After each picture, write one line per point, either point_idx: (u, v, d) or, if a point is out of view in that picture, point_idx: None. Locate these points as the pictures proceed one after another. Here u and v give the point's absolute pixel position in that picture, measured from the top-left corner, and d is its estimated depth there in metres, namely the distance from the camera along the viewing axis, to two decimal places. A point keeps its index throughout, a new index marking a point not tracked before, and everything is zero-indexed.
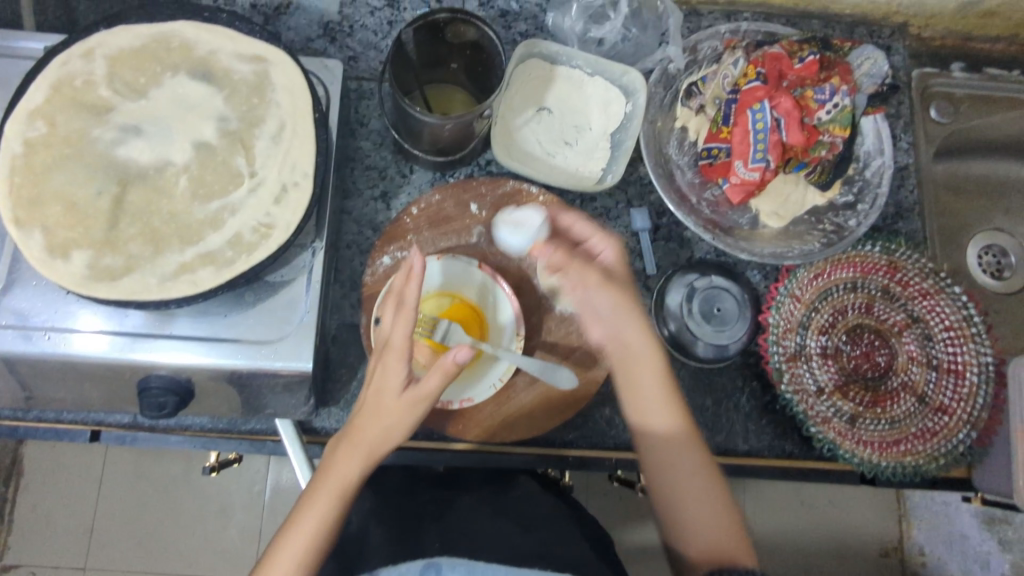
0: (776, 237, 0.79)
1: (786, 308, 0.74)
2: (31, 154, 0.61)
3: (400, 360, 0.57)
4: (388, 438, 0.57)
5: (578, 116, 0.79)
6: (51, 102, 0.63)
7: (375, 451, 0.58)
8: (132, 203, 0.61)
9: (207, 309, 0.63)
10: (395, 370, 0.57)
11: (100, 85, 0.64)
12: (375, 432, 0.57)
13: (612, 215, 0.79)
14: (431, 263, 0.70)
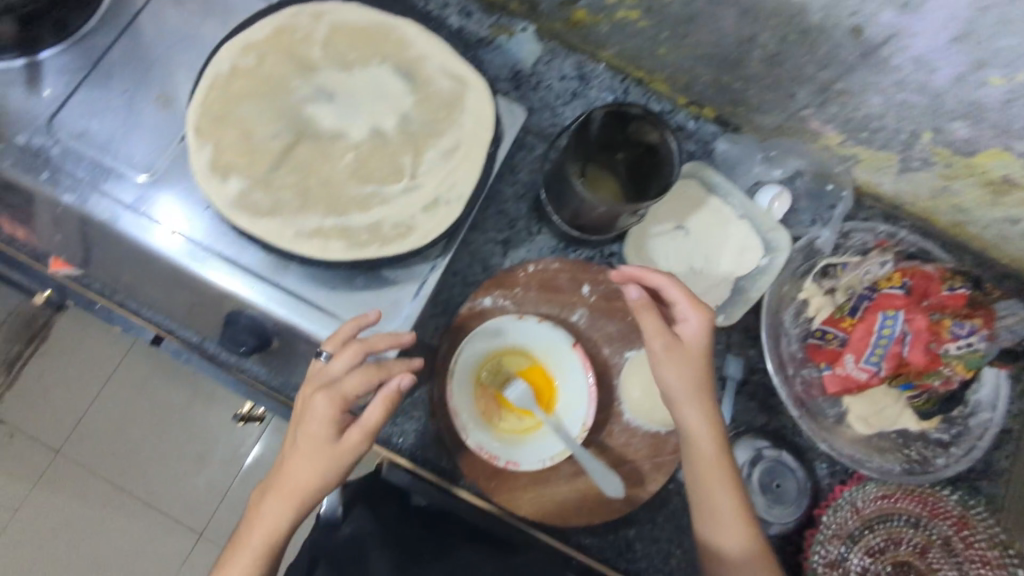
0: (858, 440, 0.76)
1: (842, 513, 0.73)
2: (231, 79, 0.64)
3: (317, 414, 0.57)
4: (311, 483, 0.57)
5: (711, 249, 0.80)
6: (268, 42, 0.65)
7: (306, 497, 0.58)
8: (298, 156, 0.63)
9: (319, 275, 0.64)
10: (311, 422, 0.57)
11: (314, 45, 0.66)
12: (300, 477, 0.57)
13: (708, 351, 0.78)
14: (530, 321, 0.68)
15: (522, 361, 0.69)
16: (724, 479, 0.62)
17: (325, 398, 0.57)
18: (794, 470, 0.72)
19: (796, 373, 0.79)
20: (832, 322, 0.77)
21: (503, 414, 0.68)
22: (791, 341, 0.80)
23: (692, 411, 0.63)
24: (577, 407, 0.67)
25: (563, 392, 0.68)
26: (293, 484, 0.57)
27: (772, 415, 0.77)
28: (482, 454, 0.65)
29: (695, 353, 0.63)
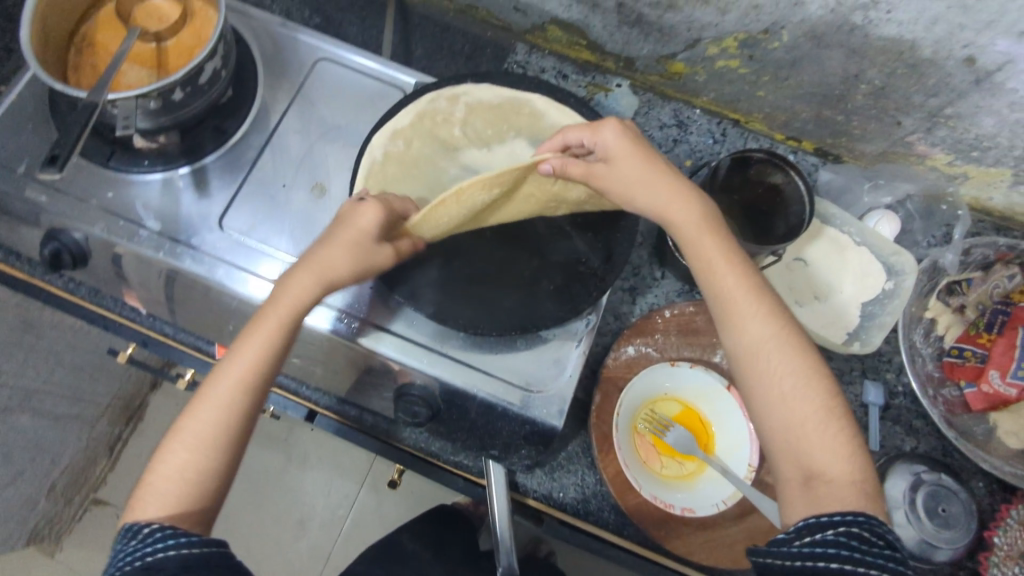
0: (1014, 456, 0.75)
1: (1012, 534, 0.71)
2: (385, 164, 0.68)
3: (324, 247, 0.55)
4: (329, 276, 0.54)
5: (831, 277, 0.82)
6: (413, 128, 0.70)
7: (287, 325, 0.53)
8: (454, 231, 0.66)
9: (479, 339, 0.65)
10: (314, 258, 0.55)
11: (454, 126, 0.71)
12: (291, 299, 0.53)
13: (845, 380, 0.79)
14: (680, 368, 0.71)
15: (672, 404, 0.71)
16: (772, 319, 0.53)
17: (332, 244, 0.55)
18: (958, 492, 0.71)
19: (937, 393, 0.78)
20: (968, 340, 0.78)
21: (664, 461, 0.69)
22: (926, 362, 0.80)
23: (710, 241, 0.57)
24: (739, 446, 0.68)
25: (718, 432, 0.70)
26: (282, 313, 0.53)
27: (918, 438, 0.77)
28: (659, 504, 0.66)
29: (637, 151, 0.60)
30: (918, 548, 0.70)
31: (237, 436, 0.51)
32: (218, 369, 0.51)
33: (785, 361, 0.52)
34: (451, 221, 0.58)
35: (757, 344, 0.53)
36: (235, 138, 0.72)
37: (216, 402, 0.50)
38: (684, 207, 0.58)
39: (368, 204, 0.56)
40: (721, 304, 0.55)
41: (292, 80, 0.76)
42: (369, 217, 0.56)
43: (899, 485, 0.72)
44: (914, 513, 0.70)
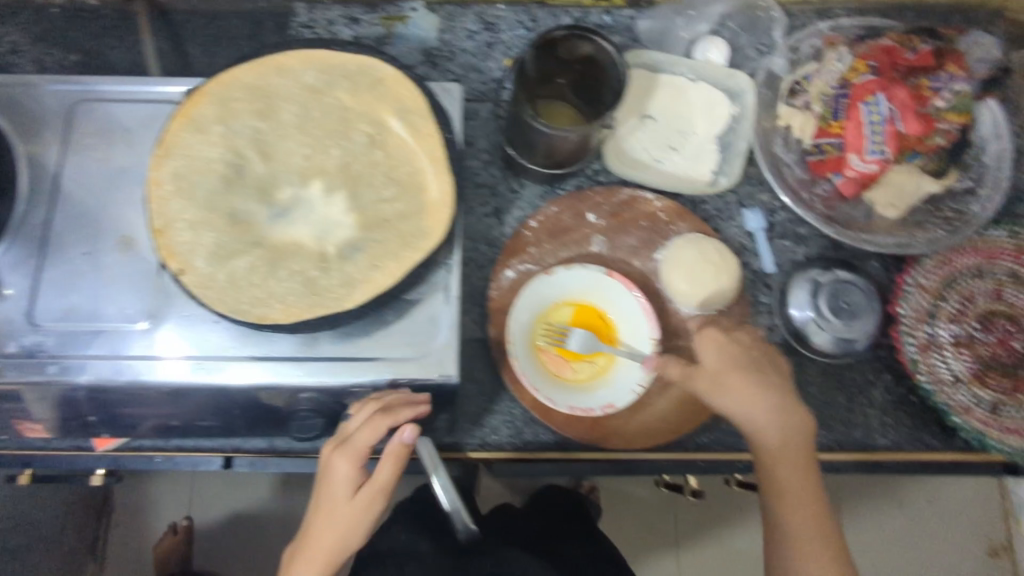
0: (896, 225, 0.78)
1: (913, 298, 0.75)
2: (174, 190, 0.61)
3: (349, 462, 0.60)
4: (338, 545, 0.59)
5: (682, 122, 0.80)
6: (186, 137, 0.62)
7: (331, 560, 0.59)
8: (270, 238, 0.61)
9: (349, 329, 0.63)
10: (339, 471, 0.59)
11: (231, 121, 0.63)
12: (324, 544, 0.59)
13: (725, 216, 0.79)
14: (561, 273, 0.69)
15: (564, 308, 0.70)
16: (801, 467, 0.60)
17: (318, 528, 0.59)
18: (854, 283, 0.74)
19: (811, 195, 0.79)
20: (823, 134, 0.77)
21: (574, 366, 0.68)
22: (793, 168, 0.80)
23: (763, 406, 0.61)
24: (640, 326, 0.68)
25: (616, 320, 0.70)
26: (329, 551, 0.59)
27: (808, 244, 0.78)
28: (579, 413, 0.66)
29: (734, 362, 0.63)
30: (840, 349, 0.72)
31: None
32: (301, 557, 0.60)
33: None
34: (277, 89, 0.64)
35: (810, 563, 0.58)
36: (16, 221, 0.65)
37: None
38: (751, 407, 0.60)
39: (337, 458, 0.60)
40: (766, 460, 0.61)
41: (52, 131, 0.68)
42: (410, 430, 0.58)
43: (802, 295, 0.73)
44: (822, 317, 0.72)
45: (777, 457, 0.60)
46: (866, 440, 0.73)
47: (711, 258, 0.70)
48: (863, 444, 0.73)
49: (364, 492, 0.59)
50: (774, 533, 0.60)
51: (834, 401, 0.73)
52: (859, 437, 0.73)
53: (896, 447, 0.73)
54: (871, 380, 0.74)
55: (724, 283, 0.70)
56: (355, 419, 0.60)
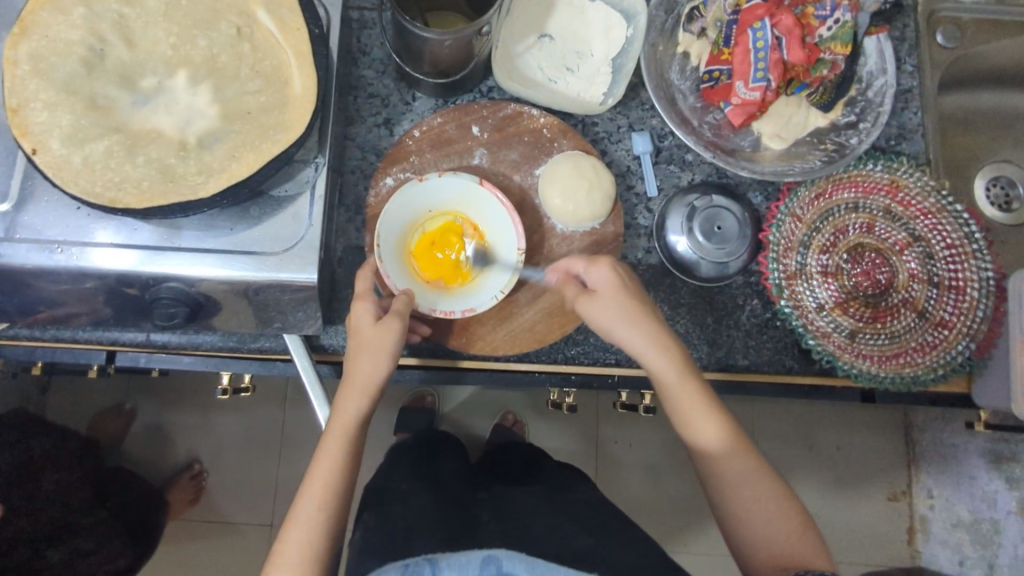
0: (780, 157, 0.80)
1: (786, 227, 0.77)
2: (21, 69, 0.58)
3: (368, 300, 0.64)
4: (371, 380, 0.62)
5: (579, 43, 0.80)
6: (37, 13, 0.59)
7: (347, 436, 0.61)
8: (131, 127, 0.60)
9: (213, 222, 0.62)
10: (365, 309, 0.64)
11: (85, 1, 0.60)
12: (374, 373, 0.62)
13: (614, 138, 0.80)
14: (433, 180, 0.70)
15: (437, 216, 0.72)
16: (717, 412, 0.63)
17: (380, 358, 0.62)
18: (729, 209, 0.75)
19: (702, 123, 0.81)
20: (714, 61, 0.77)
21: (445, 274, 0.71)
22: (686, 96, 0.81)
23: (663, 355, 0.63)
24: (508, 238, 0.71)
25: (487, 231, 0.73)
26: (369, 380, 0.62)
27: (693, 170, 0.80)
28: (438, 314, 0.68)
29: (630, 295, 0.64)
30: (714, 272, 0.75)
31: (344, 468, 0.60)
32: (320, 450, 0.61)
33: (763, 488, 0.62)
34: None
35: (738, 473, 0.62)
36: None
37: (323, 467, 0.60)
38: (656, 358, 0.63)
39: (362, 302, 0.64)
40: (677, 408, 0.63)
41: None
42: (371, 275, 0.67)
43: (677, 219, 0.75)
44: (693, 240, 0.74)
45: (692, 403, 0.62)
46: (729, 360, 0.77)
47: (586, 175, 0.73)
48: (724, 364, 0.77)
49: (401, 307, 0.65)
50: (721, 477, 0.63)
51: (700, 321, 0.77)
52: (722, 357, 0.77)
53: (756, 368, 0.78)
54: (739, 304, 0.78)
55: (598, 200, 0.72)
56: (364, 304, 0.64)
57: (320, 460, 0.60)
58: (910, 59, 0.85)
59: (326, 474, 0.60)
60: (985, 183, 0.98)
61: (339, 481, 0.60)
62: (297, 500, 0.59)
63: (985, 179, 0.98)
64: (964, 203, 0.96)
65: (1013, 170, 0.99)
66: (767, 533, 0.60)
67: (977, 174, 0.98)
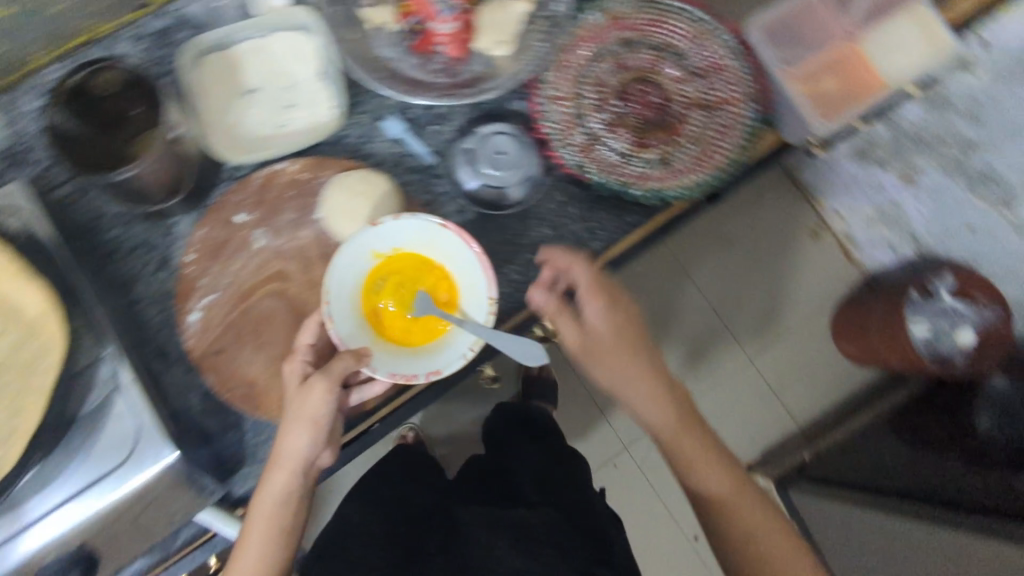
0: (512, 59, 0.81)
1: (555, 111, 0.80)
2: None
3: (298, 360, 0.69)
4: (295, 455, 0.67)
5: (283, 77, 0.80)
6: None
7: (277, 505, 0.68)
8: None
9: (43, 477, 0.59)
10: (292, 372, 0.69)
11: None
12: (297, 448, 0.67)
13: (368, 138, 0.80)
14: (388, 224, 0.71)
15: (397, 265, 0.73)
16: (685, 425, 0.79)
17: (300, 431, 0.66)
18: (499, 132, 0.78)
19: (431, 73, 0.81)
20: (405, 16, 0.81)
21: (410, 334, 0.73)
22: (403, 59, 0.81)
23: (644, 384, 0.77)
24: (473, 282, 0.72)
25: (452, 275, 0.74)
26: (291, 456, 0.67)
27: (452, 118, 0.80)
28: (399, 380, 0.68)
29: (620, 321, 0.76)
30: (525, 187, 0.79)
31: (277, 530, 0.69)
32: (254, 516, 0.69)
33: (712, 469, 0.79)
34: None
35: (715, 473, 0.79)
36: None
37: (259, 532, 0.69)
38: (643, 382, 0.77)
39: (291, 363, 0.69)
40: (672, 442, 0.79)
41: None
42: (313, 331, 0.70)
43: (464, 167, 0.78)
44: (490, 176, 0.77)
45: (666, 419, 0.78)
46: (585, 253, 0.80)
47: (358, 196, 0.74)
48: (583, 259, 0.80)
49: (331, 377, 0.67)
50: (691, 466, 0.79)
51: (542, 237, 0.80)
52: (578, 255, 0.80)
53: (611, 242, 0.81)
54: (562, 201, 0.80)
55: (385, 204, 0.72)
56: (295, 367, 0.69)
57: (254, 526, 0.69)
58: None
59: (260, 540, 0.69)
60: None
61: (271, 545, 0.69)
62: (236, 560, 0.69)
63: None
64: None
65: None
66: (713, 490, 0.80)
67: None
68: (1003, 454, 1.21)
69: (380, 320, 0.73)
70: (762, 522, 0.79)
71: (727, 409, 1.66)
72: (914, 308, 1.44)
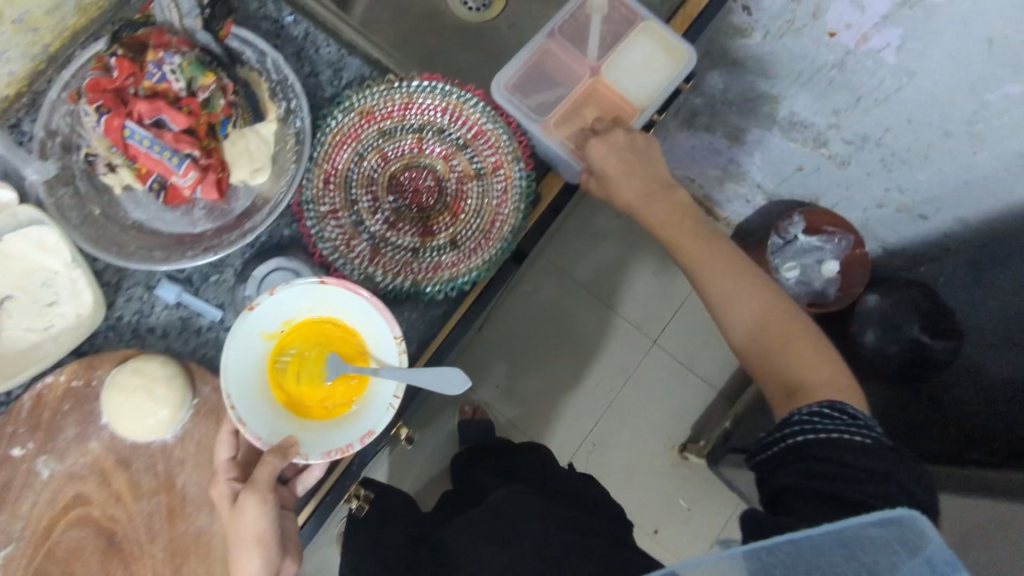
0: (274, 184, 0.78)
1: (328, 226, 0.75)
2: None
3: (222, 481, 0.67)
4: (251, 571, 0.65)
5: (32, 275, 0.72)
6: None
7: None
8: None
9: None
10: (222, 489, 0.67)
11: None
12: (251, 564, 0.65)
13: (146, 311, 0.75)
14: (270, 300, 0.67)
15: (295, 338, 0.70)
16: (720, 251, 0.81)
17: (248, 552, 0.65)
18: (274, 269, 0.74)
19: (197, 220, 0.77)
20: (144, 177, 0.73)
21: (334, 401, 0.69)
22: (165, 216, 0.76)
23: (674, 218, 0.82)
24: (378, 333, 0.69)
25: (356, 329, 0.71)
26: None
27: (228, 263, 0.76)
28: (335, 455, 0.65)
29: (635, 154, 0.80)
30: None
31: None
32: None
33: (745, 281, 0.80)
34: None
35: (742, 293, 0.79)
36: None
37: None
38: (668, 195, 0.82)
39: (217, 484, 0.67)
40: (695, 261, 0.80)
41: None
42: (228, 445, 0.68)
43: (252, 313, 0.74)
44: None
45: (686, 236, 0.82)
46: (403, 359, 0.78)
47: (136, 387, 0.66)
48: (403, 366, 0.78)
49: (264, 474, 0.65)
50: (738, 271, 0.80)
51: None
52: None
53: (427, 339, 0.79)
54: None
55: (162, 393, 0.67)
56: (221, 488, 0.67)
57: None
58: (284, 10, 0.82)
59: None
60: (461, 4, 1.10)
61: None
62: None
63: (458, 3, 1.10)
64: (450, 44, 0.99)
65: None
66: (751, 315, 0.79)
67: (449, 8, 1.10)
68: (903, 368, 1.30)
69: (297, 399, 0.69)
70: (805, 352, 0.76)
71: (643, 402, 1.60)
72: (779, 252, 1.43)
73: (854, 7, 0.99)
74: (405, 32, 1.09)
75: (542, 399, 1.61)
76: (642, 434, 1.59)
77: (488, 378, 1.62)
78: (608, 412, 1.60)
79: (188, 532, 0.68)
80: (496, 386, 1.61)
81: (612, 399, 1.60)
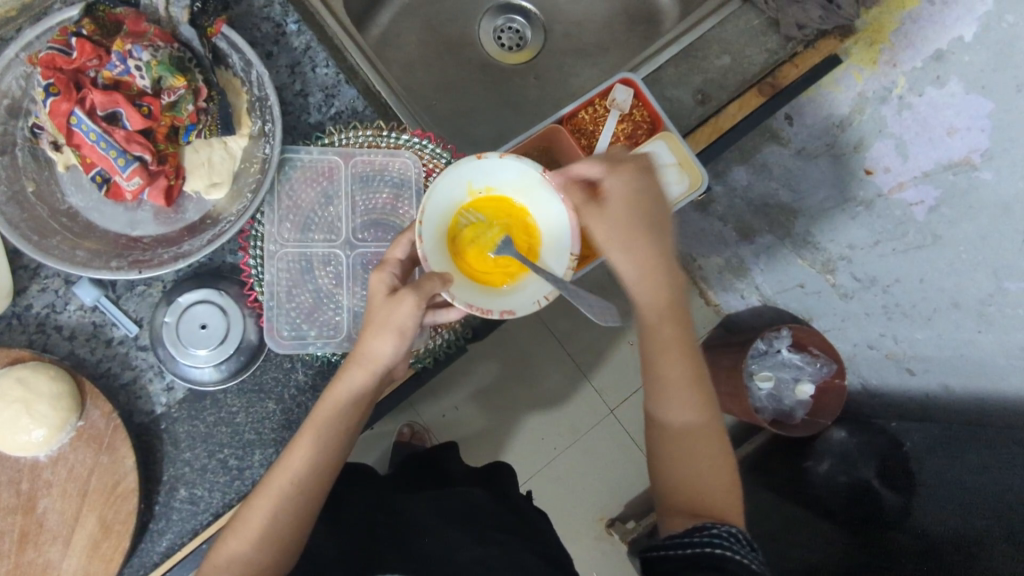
0: (229, 202, 0.71)
1: (270, 268, 0.69)
2: None
3: (384, 271, 0.63)
4: (379, 355, 0.62)
5: None
6: None
7: (347, 412, 0.63)
8: None
9: None
10: (380, 280, 0.63)
11: None
12: (380, 350, 0.61)
13: (56, 307, 0.68)
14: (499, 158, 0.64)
15: (486, 205, 0.67)
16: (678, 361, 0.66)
17: (386, 338, 0.60)
18: (202, 299, 0.68)
19: (137, 223, 0.70)
20: (85, 166, 0.65)
21: (488, 274, 0.65)
22: (103, 209, 0.70)
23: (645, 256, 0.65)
24: (561, 235, 0.65)
25: (541, 223, 0.67)
26: (376, 356, 0.62)
27: (158, 278, 0.70)
28: (476, 311, 0.60)
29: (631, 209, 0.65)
30: (243, 359, 0.68)
31: (339, 440, 0.63)
32: (301, 437, 0.62)
33: (687, 395, 0.66)
34: None
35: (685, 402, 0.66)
36: None
37: (309, 450, 0.61)
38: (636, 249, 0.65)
39: (382, 270, 0.63)
40: (660, 376, 0.66)
41: None
42: (405, 247, 0.64)
43: (165, 346, 0.67)
44: (186, 358, 0.67)
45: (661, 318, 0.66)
46: None
47: (15, 398, 0.62)
48: None
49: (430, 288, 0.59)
50: (675, 391, 0.66)
51: (266, 413, 0.70)
52: None
53: None
54: (288, 368, 0.70)
55: (46, 411, 0.62)
56: (384, 275, 0.63)
57: (309, 429, 0.62)
58: (289, 16, 0.75)
59: (303, 463, 0.61)
60: (495, 39, 1.05)
61: (323, 467, 0.62)
62: (262, 484, 0.62)
63: (494, 37, 1.05)
64: (461, 139, 0.98)
65: (518, 19, 1.05)
66: (688, 450, 0.66)
67: (483, 40, 1.05)
68: (845, 507, 1.06)
69: (461, 250, 0.66)
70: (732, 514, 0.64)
71: (587, 469, 1.42)
72: (757, 359, 1.27)
73: (898, 154, 1.00)
74: (430, 55, 1.02)
75: (486, 441, 1.41)
76: (575, 502, 1.41)
77: (435, 404, 1.40)
78: (547, 470, 1.41)
79: (35, 562, 0.63)
80: (441, 413, 1.40)
81: (555, 457, 1.42)
